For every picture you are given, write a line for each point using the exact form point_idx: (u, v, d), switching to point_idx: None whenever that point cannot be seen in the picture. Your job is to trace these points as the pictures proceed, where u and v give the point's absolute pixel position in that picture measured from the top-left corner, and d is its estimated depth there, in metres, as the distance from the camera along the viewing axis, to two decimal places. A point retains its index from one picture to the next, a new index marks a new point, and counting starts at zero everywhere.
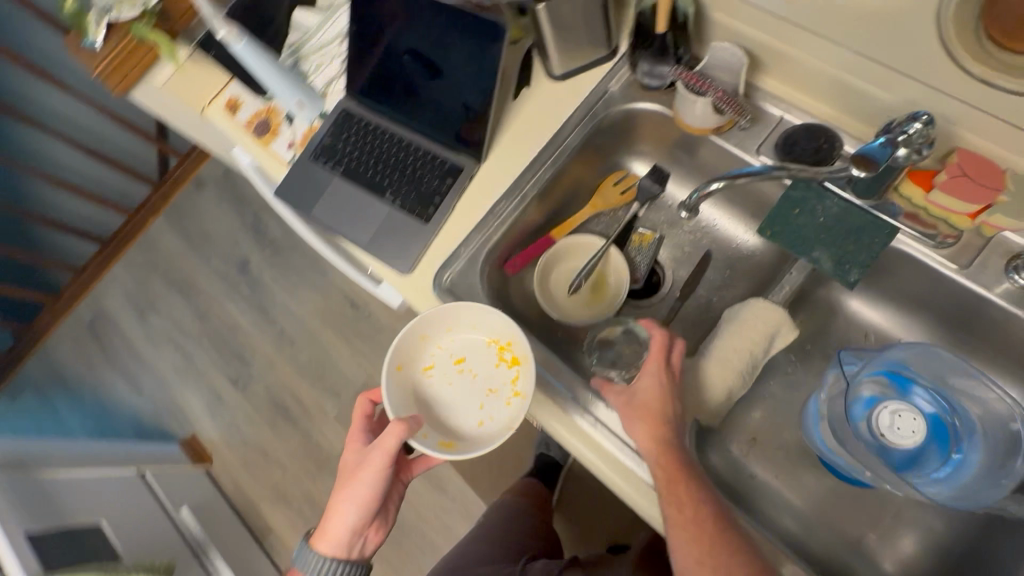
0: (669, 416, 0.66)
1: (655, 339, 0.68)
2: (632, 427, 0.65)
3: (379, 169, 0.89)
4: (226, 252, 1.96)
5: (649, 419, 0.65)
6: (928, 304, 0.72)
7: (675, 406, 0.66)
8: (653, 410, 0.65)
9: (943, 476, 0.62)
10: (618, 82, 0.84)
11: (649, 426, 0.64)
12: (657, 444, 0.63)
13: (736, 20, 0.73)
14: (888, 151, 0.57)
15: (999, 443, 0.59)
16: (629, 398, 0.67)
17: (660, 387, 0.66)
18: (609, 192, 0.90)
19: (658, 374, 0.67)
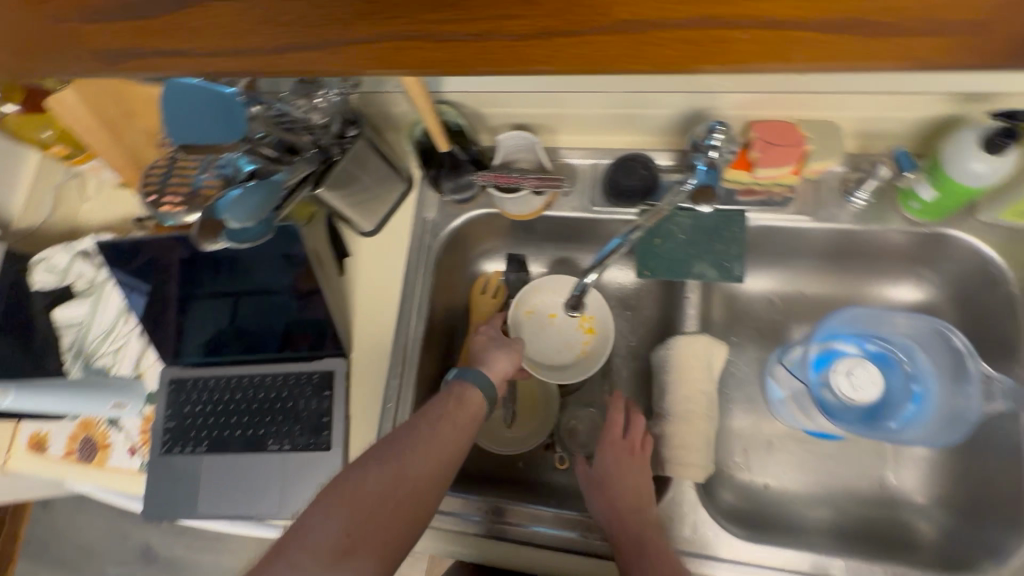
0: (631, 490, 0.63)
1: (611, 413, 0.70)
2: (592, 498, 0.65)
3: (245, 422, 0.76)
4: (119, 553, 1.64)
5: (604, 490, 0.65)
6: (803, 253, 0.76)
7: (635, 473, 0.65)
8: (607, 481, 0.65)
9: (916, 414, 0.64)
10: (431, 208, 0.81)
11: (604, 497, 0.64)
12: (610, 511, 0.62)
13: (505, 108, 0.72)
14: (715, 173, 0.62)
15: (946, 364, 0.63)
16: (594, 476, 0.67)
17: (620, 460, 0.66)
18: (480, 303, 0.85)
19: (610, 445, 0.68)
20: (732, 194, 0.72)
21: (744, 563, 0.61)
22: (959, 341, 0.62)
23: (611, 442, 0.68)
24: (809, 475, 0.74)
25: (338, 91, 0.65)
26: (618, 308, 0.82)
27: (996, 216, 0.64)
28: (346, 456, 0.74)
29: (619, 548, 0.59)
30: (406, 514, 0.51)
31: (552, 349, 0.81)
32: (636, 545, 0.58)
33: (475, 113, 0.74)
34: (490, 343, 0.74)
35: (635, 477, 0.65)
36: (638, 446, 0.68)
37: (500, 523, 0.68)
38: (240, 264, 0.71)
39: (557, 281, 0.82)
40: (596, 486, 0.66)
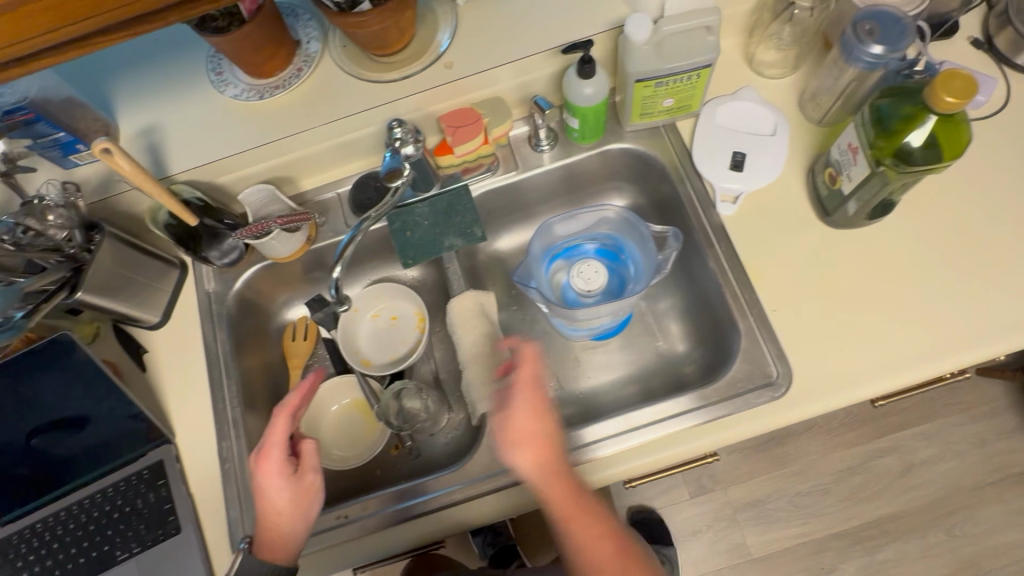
0: (554, 440, 0.64)
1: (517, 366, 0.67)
2: (516, 453, 0.63)
3: (87, 547, 0.74)
4: None
5: (535, 445, 0.63)
6: (532, 202, 0.92)
7: (549, 418, 0.65)
8: (536, 436, 0.64)
9: (637, 274, 0.82)
10: (210, 279, 0.86)
11: (534, 453, 0.63)
12: (543, 465, 0.63)
13: (238, 170, 0.81)
14: (397, 157, 0.74)
15: (633, 233, 0.80)
16: (507, 434, 0.64)
17: (535, 410, 0.65)
18: (295, 346, 0.91)
19: (535, 401, 0.65)
20: (455, 176, 0.87)
21: (559, 452, 0.73)
22: (622, 210, 0.78)
23: (530, 395, 0.66)
24: (604, 371, 0.88)
25: (56, 197, 0.72)
26: (414, 302, 0.93)
27: (633, 124, 0.83)
28: (200, 531, 0.75)
29: (562, 507, 0.62)
30: None
31: (390, 347, 0.92)
32: (580, 515, 0.62)
33: (215, 185, 0.82)
34: (288, 497, 0.68)
35: (553, 425, 0.65)
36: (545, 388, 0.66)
37: (359, 518, 0.74)
38: (28, 395, 0.71)
39: (392, 290, 0.93)
40: (515, 440, 0.63)
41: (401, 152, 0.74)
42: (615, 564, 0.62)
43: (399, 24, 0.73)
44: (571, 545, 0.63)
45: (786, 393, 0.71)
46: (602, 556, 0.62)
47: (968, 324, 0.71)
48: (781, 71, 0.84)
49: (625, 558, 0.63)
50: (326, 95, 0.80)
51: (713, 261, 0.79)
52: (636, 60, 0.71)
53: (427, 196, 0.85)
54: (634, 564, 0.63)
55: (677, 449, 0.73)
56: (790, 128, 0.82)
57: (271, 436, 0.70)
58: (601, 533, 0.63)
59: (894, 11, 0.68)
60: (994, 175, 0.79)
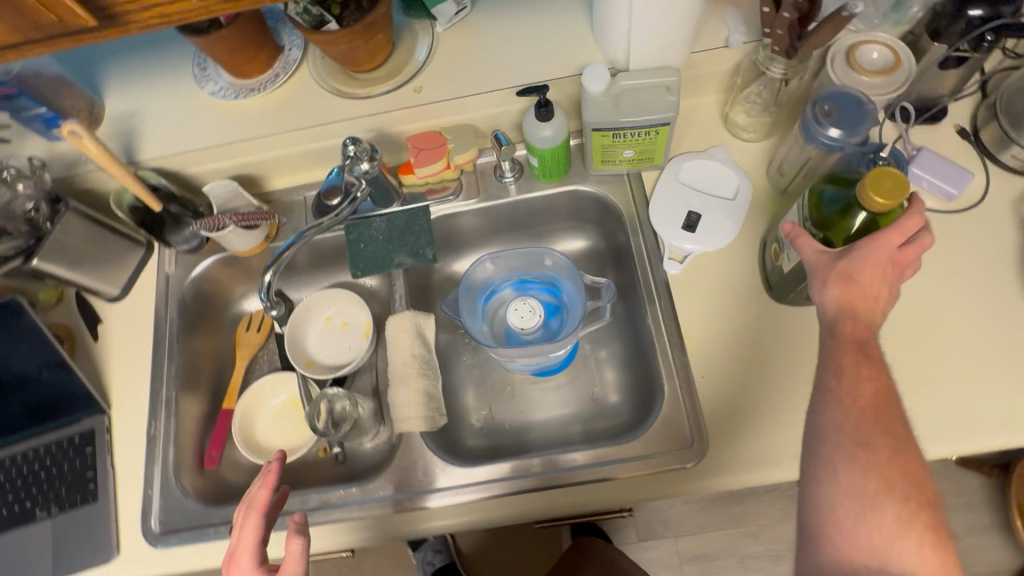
0: (872, 301, 0.55)
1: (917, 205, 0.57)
2: (859, 257, 0.55)
3: (11, 501, 0.78)
4: None
5: (881, 264, 0.55)
6: (493, 230, 0.93)
7: (892, 287, 0.56)
8: (894, 254, 0.55)
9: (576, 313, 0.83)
10: (172, 263, 0.90)
11: (878, 268, 0.55)
12: (847, 308, 0.56)
13: (207, 164, 0.84)
14: (336, 178, 0.82)
15: (567, 275, 0.83)
16: (838, 255, 0.57)
17: (888, 261, 0.55)
18: (246, 337, 0.94)
19: (886, 249, 0.55)
20: (419, 195, 0.88)
21: (448, 488, 0.73)
22: (552, 253, 0.82)
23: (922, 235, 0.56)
24: (538, 408, 0.88)
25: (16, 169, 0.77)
26: (366, 312, 0.94)
27: (597, 168, 0.84)
28: (114, 503, 0.78)
29: (836, 343, 0.55)
30: None
31: (335, 351, 0.93)
32: (863, 355, 0.54)
33: (185, 174, 0.85)
34: None
35: (887, 289, 0.56)
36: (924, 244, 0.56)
37: None
38: None
39: (348, 295, 0.95)
40: (833, 273, 0.56)
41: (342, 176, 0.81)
42: (867, 408, 0.53)
43: (370, 45, 0.75)
44: (822, 381, 0.55)
45: (697, 464, 0.69)
46: (864, 392, 0.53)
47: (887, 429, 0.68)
48: (756, 135, 0.83)
49: (890, 418, 0.53)
50: (298, 102, 0.82)
51: (652, 316, 0.78)
52: (593, 109, 0.72)
53: (386, 211, 0.87)
54: (898, 421, 0.53)
55: (577, 498, 0.71)
56: (752, 195, 0.81)
57: (241, 541, 0.59)
58: (872, 383, 0.53)
59: (856, 93, 0.67)
60: (959, 271, 0.75)
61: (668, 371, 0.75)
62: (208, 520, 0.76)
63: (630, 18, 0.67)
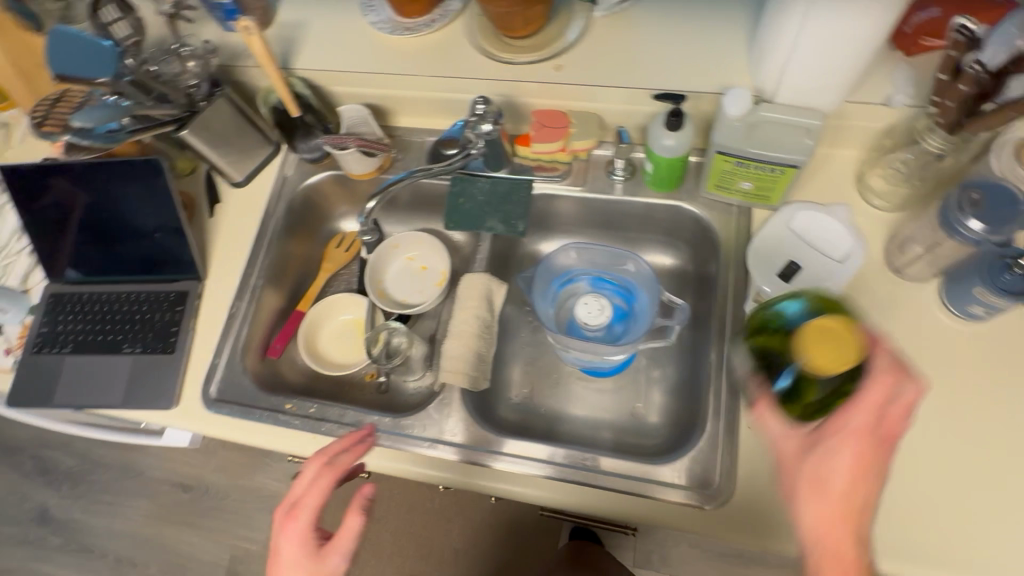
0: (861, 518, 0.45)
1: (880, 375, 0.47)
2: (834, 445, 0.46)
3: (108, 329, 0.89)
4: (15, 515, 1.71)
5: (863, 465, 0.45)
6: (588, 223, 0.93)
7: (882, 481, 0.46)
8: (874, 437, 0.46)
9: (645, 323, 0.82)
10: (292, 167, 0.97)
11: (857, 466, 0.45)
12: (833, 530, 0.45)
13: (347, 87, 0.90)
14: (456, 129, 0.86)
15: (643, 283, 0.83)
16: (803, 449, 0.49)
17: (866, 458, 0.46)
18: (335, 253, 1.01)
19: (863, 434, 0.46)
20: (528, 169, 0.90)
21: (472, 448, 0.76)
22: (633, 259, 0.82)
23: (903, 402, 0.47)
24: (575, 404, 0.88)
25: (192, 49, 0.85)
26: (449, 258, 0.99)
27: (708, 191, 0.82)
28: (185, 360, 0.87)
29: None
30: None
31: (406, 289, 0.98)
32: None
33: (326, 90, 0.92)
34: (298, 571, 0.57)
35: (877, 492, 0.46)
36: (911, 390, 0.46)
37: (302, 415, 0.81)
38: (114, 198, 0.86)
39: (434, 242, 1.00)
40: (811, 484, 0.47)
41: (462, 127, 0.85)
42: None
43: (526, 13, 0.76)
44: None
45: (715, 509, 0.68)
46: None
47: (887, 521, 0.62)
48: (886, 204, 0.78)
49: None
50: (444, 51, 0.86)
51: (716, 353, 0.76)
52: (726, 132, 0.70)
53: (492, 174, 0.89)
54: None
55: (588, 500, 0.72)
56: (863, 264, 0.77)
57: (308, 493, 0.59)
58: None
59: (1014, 190, 0.62)
60: None
61: (714, 411, 0.73)
62: (256, 403, 0.83)
63: (792, 48, 0.65)
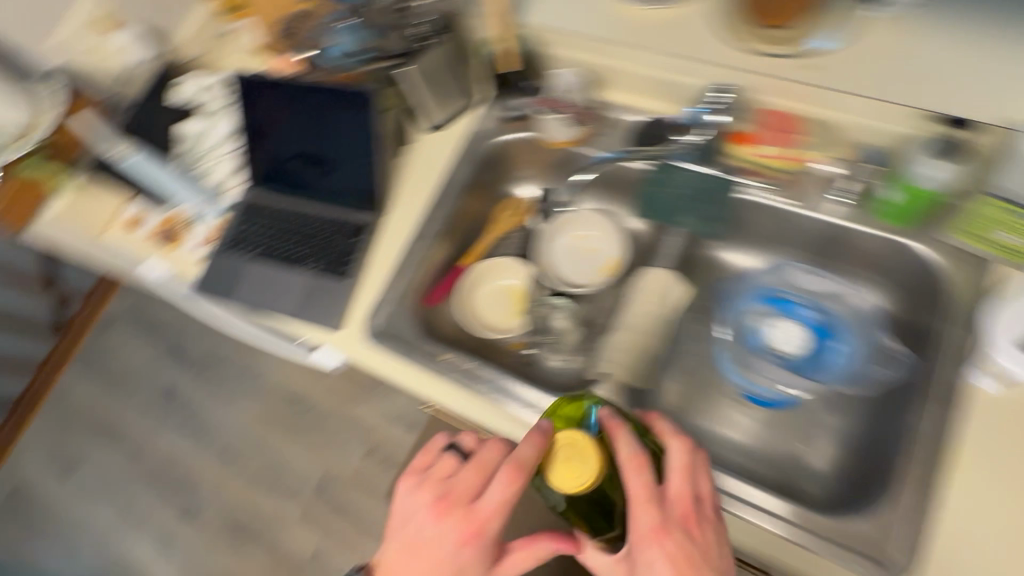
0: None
1: (636, 478, 0.56)
2: (645, 557, 0.54)
3: (292, 243, 0.94)
4: (149, 384, 1.89)
5: (678, 557, 0.54)
6: (787, 240, 0.86)
7: (706, 548, 0.55)
8: (670, 525, 0.55)
9: (845, 366, 0.80)
10: (484, 120, 0.94)
11: (670, 559, 0.54)
12: None
13: (570, 51, 0.88)
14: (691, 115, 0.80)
15: (862, 328, 0.81)
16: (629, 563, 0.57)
17: (680, 553, 0.54)
18: (504, 218, 0.99)
19: (657, 533, 0.55)
20: (730, 169, 0.82)
21: None
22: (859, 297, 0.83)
23: (674, 469, 0.58)
24: (730, 427, 0.83)
25: None
26: (629, 244, 0.95)
27: (952, 234, 0.72)
28: (357, 289, 0.90)
29: None
30: None
31: (570, 267, 0.96)
32: None
33: (545, 49, 0.90)
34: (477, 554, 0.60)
35: (701, 553, 0.55)
36: (678, 447, 0.59)
37: (458, 369, 0.81)
38: (324, 121, 0.89)
39: (610, 226, 0.95)
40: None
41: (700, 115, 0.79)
42: None
43: None
44: None
45: None
46: None
47: None
48: None
49: None
50: (683, 32, 0.83)
51: (922, 417, 0.67)
52: (1016, 176, 0.65)
53: (694, 168, 0.83)
54: None
55: (741, 536, 0.67)
56: None
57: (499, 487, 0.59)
58: None
59: None
60: None
61: (903, 477, 0.65)
62: (415, 347, 0.84)
63: None
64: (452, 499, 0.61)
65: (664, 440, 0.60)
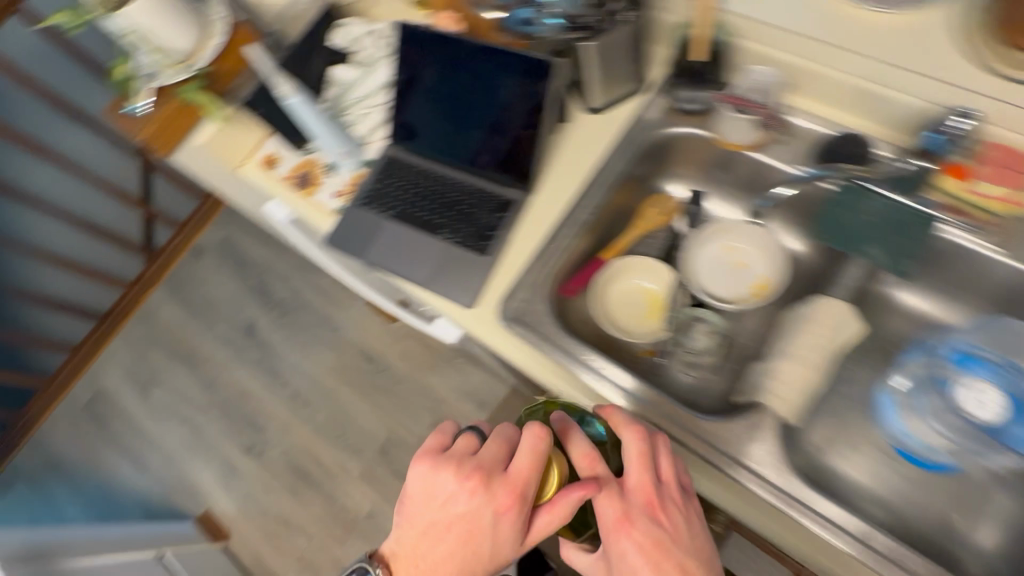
0: (666, 551, 0.62)
1: (590, 471, 0.64)
2: (619, 546, 0.62)
3: (431, 208, 0.90)
4: (230, 318, 1.92)
5: (646, 540, 0.62)
6: (976, 290, 0.78)
7: (671, 527, 0.63)
8: (630, 510, 0.63)
9: None
10: (653, 109, 0.88)
11: (638, 541, 0.62)
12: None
13: (769, 46, 0.80)
14: (933, 138, 0.72)
15: None
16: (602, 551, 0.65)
17: (647, 539, 0.62)
18: (650, 215, 0.93)
19: (619, 514, 0.63)
20: (931, 203, 0.75)
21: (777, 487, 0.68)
22: None
23: (632, 458, 0.64)
24: (878, 480, 0.77)
25: None
26: (792, 266, 0.87)
27: None
28: (495, 267, 0.86)
29: None
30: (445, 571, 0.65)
31: (716, 281, 0.88)
32: None
33: (739, 40, 0.83)
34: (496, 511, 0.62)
35: (664, 533, 0.63)
36: (631, 437, 0.65)
37: (596, 370, 0.77)
38: (493, 88, 0.85)
39: (767, 242, 0.88)
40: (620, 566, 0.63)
41: (942, 137, 0.71)
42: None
43: None
44: None
45: None
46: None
47: None
48: None
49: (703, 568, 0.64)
50: (911, 43, 0.75)
51: None
52: None
53: (896, 197, 0.77)
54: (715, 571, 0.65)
55: None
56: None
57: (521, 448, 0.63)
58: None
59: None
60: None
61: None
62: (552, 338, 0.80)
63: None
64: (485, 473, 0.64)
65: (617, 431, 0.66)
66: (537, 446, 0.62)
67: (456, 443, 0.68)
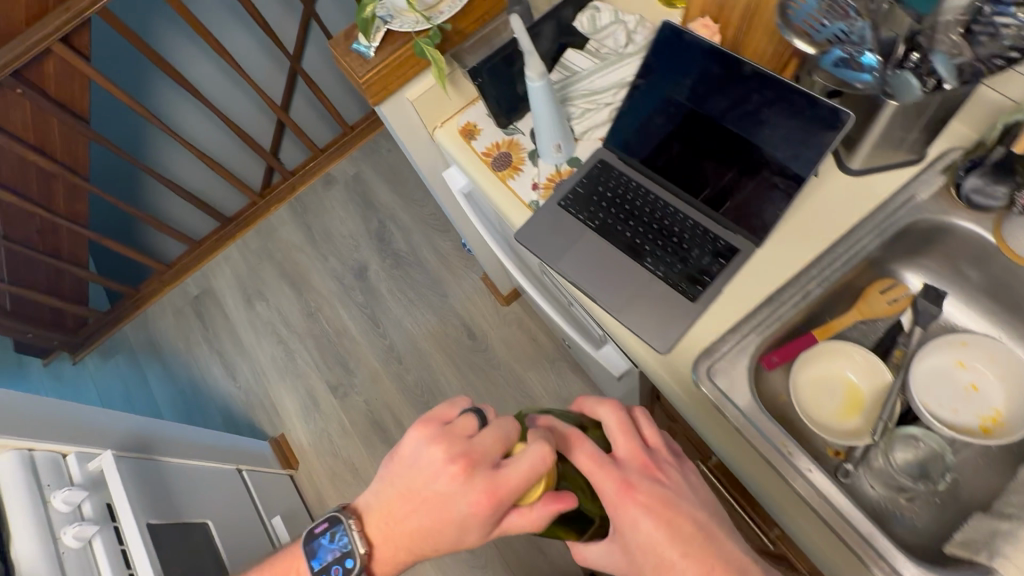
0: (676, 514, 0.58)
1: (579, 441, 0.60)
2: (631, 516, 0.57)
3: (640, 231, 0.83)
4: (344, 255, 1.93)
5: (653, 505, 0.58)
6: None
7: (674, 490, 0.60)
8: (634, 478, 0.59)
9: None
10: (927, 190, 0.77)
11: (645, 505, 0.58)
12: (680, 540, 0.57)
13: None
14: None
15: None
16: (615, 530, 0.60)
17: (656, 501, 0.58)
18: (875, 300, 0.81)
19: (617, 479, 0.59)
20: None
21: None
22: None
23: (612, 431, 0.62)
24: None
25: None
26: None
27: None
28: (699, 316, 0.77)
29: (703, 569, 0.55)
30: (412, 533, 0.65)
31: (939, 399, 0.77)
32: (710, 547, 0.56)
33: None
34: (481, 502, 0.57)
35: (672, 496, 0.59)
36: (611, 408, 0.63)
37: (797, 468, 0.68)
38: (756, 120, 0.74)
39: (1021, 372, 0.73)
40: (631, 544, 0.58)
41: None
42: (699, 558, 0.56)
43: None
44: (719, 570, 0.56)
45: None
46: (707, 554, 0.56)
47: None
48: None
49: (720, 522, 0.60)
50: None
51: None
52: None
53: None
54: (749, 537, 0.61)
55: None
56: None
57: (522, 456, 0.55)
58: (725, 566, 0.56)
59: None
60: None
61: None
62: (752, 414, 0.72)
63: None
64: (470, 462, 0.58)
65: (589, 407, 0.64)
66: (537, 457, 0.55)
67: (454, 421, 0.61)
